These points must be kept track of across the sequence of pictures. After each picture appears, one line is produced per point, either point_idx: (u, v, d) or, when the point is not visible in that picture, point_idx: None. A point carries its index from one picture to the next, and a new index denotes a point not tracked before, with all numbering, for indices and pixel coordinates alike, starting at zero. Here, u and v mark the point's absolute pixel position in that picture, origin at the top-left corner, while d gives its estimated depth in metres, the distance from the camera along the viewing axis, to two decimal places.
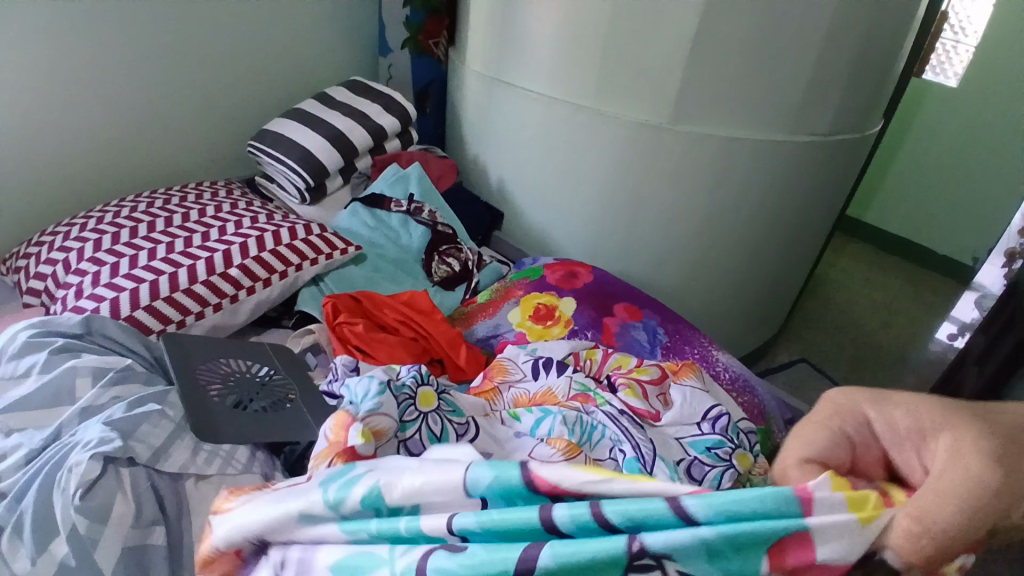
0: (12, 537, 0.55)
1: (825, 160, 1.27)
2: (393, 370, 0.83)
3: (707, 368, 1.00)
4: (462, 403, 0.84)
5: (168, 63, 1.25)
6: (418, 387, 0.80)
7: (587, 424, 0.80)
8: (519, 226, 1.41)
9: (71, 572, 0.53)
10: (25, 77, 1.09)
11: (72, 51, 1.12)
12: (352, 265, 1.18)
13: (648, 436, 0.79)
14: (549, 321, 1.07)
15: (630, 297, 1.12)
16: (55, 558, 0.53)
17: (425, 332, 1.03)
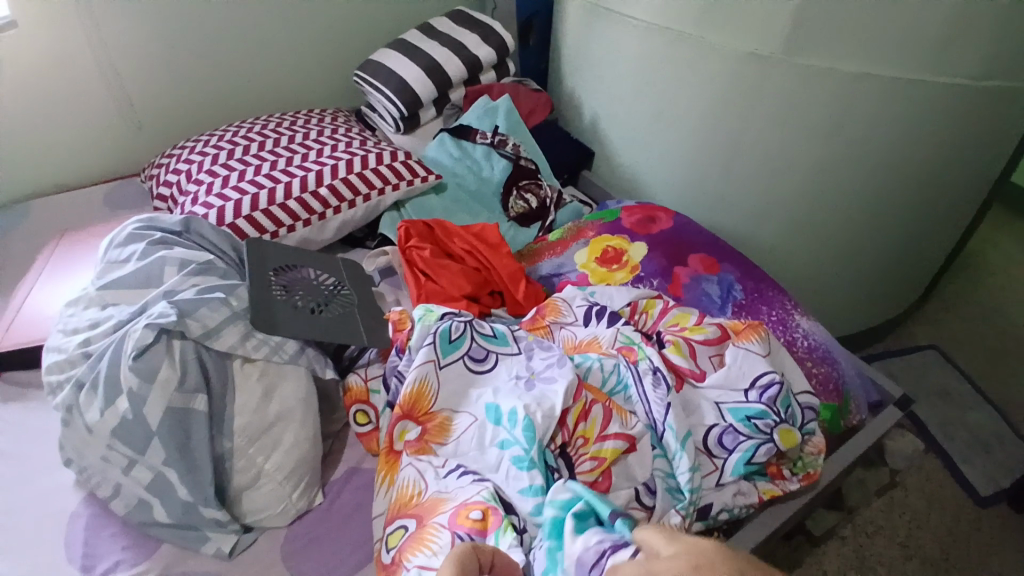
0: (88, 392, 0.66)
1: (977, 110, 1.05)
2: (444, 309, 0.83)
3: (781, 333, 0.91)
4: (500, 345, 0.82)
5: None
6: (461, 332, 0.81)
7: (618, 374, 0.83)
8: (609, 168, 1.35)
9: (129, 423, 0.63)
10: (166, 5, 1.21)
11: None
12: (433, 193, 1.21)
13: (668, 399, 0.77)
14: (613, 266, 1.03)
15: (710, 249, 1.03)
16: (117, 412, 0.63)
17: (488, 264, 1.05)
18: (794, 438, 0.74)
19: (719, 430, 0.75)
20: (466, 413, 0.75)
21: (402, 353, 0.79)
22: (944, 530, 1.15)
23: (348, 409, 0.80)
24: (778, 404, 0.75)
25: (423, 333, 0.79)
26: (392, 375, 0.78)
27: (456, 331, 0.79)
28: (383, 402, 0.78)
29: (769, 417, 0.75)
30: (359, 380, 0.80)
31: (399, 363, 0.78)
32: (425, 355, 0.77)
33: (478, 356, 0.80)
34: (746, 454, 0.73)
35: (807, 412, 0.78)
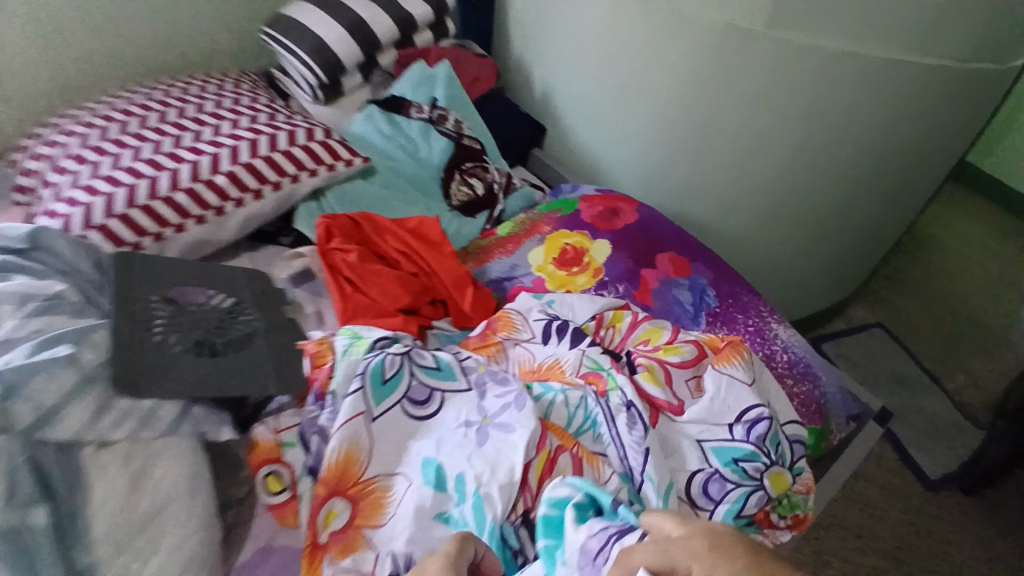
0: None
1: (957, 93, 0.98)
2: (376, 337, 0.73)
3: (759, 347, 0.81)
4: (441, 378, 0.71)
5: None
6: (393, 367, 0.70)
7: (586, 407, 0.72)
8: (563, 148, 1.21)
9: None
10: None
11: None
12: (360, 178, 1.03)
13: (647, 444, 0.67)
14: (572, 269, 0.90)
15: (679, 247, 0.91)
16: None
17: (428, 269, 0.91)
18: (786, 482, 0.66)
19: (703, 476, 0.66)
20: (401, 475, 0.64)
21: (322, 400, 0.67)
22: (902, 518, 1.14)
23: (257, 471, 0.65)
24: (767, 443, 0.67)
25: (353, 366, 0.68)
26: (312, 431, 0.66)
27: (391, 370, 0.68)
28: (301, 466, 0.65)
29: (759, 459, 0.66)
30: (267, 432, 0.66)
31: (323, 412, 0.66)
32: (353, 405, 0.65)
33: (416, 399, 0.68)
34: (736, 505, 0.64)
35: (795, 446, 0.70)
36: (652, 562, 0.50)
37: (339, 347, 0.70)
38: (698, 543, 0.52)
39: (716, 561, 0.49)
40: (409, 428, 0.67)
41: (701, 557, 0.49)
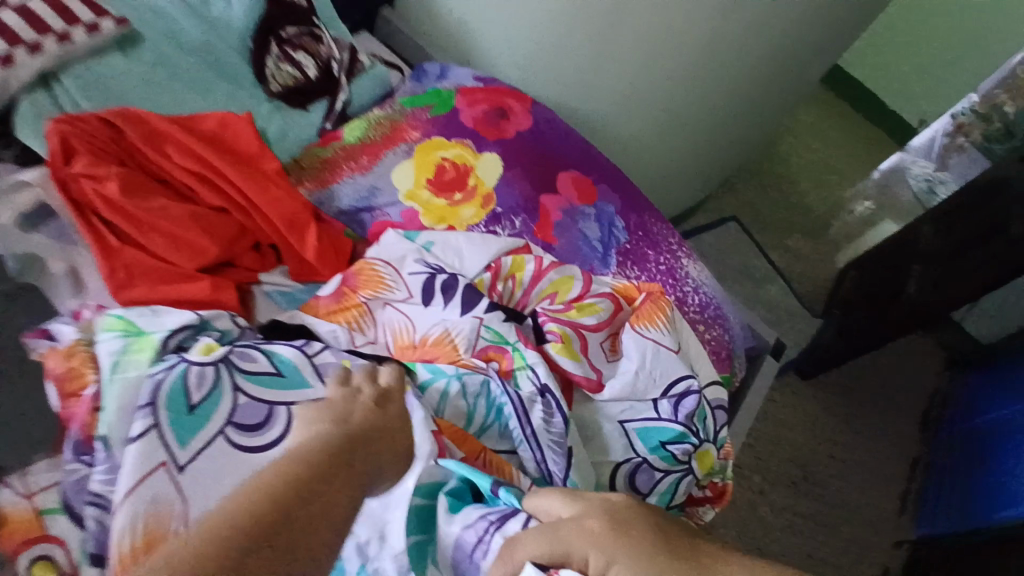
0: None
1: None
2: (168, 337, 0.51)
3: (670, 290, 0.70)
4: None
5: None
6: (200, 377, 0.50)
7: (488, 396, 0.57)
8: (422, 11, 0.90)
9: None
10: None
11: None
12: (117, 54, 0.68)
13: (567, 444, 0.54)
14: (451, 196, 0.68)
15: (580, 163, 0.74)
16: None
17: (243, 201, 0.63)
18: (711, 457, 0.58)
19: (630, 467, 0.57)
20: None
21: (93, 448, 0.46)
22: (816, 434, 1.12)
23: (12, 563, 0.43)
24: (696, 421, 0.57)
25: (137, 393, 0.48)
26: (83, 500, 0.45)
27: (199, 391, 0.49)
28: (79, 550, 0.44)
29: (688, 440, 0.57)
30: (15, 499, 0.45)
31: (97, 472, 0.45)
32: (141, 458, 0.45)
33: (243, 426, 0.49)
34: (667, 494, 0.56)
35: (717, 411, 0.62)
36: (542, 549, 0.45)
37: (107, 366, 0.48)
38: (593, 526, 0.45)
39: (611, 537, 0.44)
40: (239, 470, 0.48)
41: (594, 532, 0.44)
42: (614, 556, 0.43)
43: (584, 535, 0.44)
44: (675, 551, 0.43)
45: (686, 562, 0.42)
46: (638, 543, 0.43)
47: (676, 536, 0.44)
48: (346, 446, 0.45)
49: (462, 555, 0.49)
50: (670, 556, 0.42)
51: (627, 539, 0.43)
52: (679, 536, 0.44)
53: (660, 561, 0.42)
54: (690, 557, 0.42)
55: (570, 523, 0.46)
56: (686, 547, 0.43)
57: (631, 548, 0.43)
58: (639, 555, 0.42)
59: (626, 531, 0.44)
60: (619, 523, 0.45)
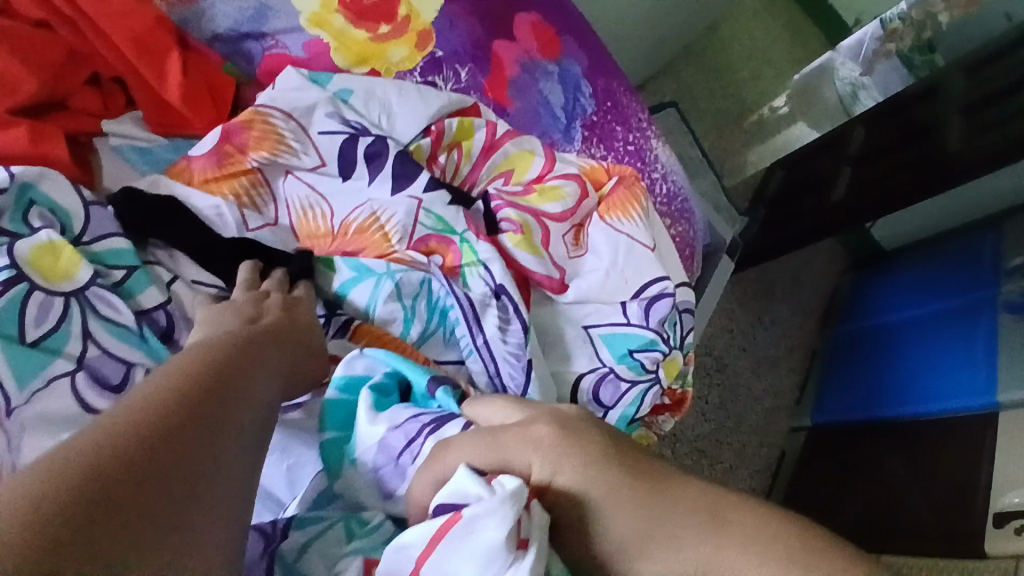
0: None
1: None
2: None
3: (640, 174, 0.60)
4: (140, 292, 0.40)
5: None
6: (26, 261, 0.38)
7: (428, 297, 0.46)
8: None
9: None
10: None
11: None
12: None
13: (527, 358, 0.45)
14: (372, 27, 0.51)
15: (544, 4, 0.57)
16: None
17: (64, 10, 0.44)
18: (676, 366, 0.53)
19: (595, 378, 0.50)
20: None
21: None
22: (726, 328, 1.06)
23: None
24: (668, 327, 0.50)
25: None
26: None
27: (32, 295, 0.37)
28: None
29: (658, 349, 0.50)
30: None
31: None
32: None
33: (98, 368, 0.38)
34: (632, 408, 0.50)
35: (683, 316, 0.55)
36: (480, 452, 0.36)
37: None
38: (542, 431, 0.36)
39: (559, 444, 0.35)
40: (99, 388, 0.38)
41: (541, 438, 0.36)
42: (562, 466, 0.34)
43: (529, 441, 0.36)
44: (635, 465, 0.34)
45: (646, 478, 0.34)
46: (591, 452, 0.35)
47: (636, 448, 0.36)
48: (265, 355, 0.36)
49: (386, 460, 0.39)
50: (629, 471, 0.34)
51: (579, 447, 0.35)
52: (640, 449, 0.36)
53: (614, 476, 0.34)
54: (653, 473, 0.34)
55: (516, 429, 0.36)
56: (646, 462, 0.35)
57: (583, 458, 0.35)
58: (590, 466, 0.34)
59: (578, 437, 0.35)
60: (570, 431, 0.36)
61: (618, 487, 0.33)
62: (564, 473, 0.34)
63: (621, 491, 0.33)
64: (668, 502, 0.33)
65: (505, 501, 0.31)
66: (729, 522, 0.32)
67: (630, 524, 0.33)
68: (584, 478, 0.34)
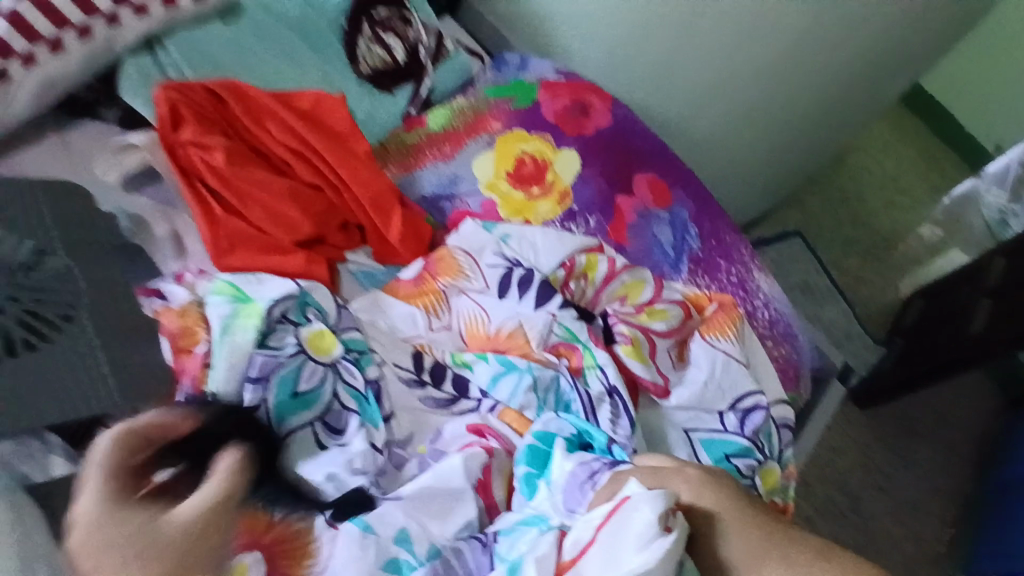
0: None
1: None
2: (272, 305, 0.52)
3: (742, 302, 0.69)
4: (367, 368, 0.53)
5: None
6: (301, 334, 0.52)
7: (557, 389, 0.58)
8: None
9: None
10: None
11: None
12: (218, 22, 0.69)
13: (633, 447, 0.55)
14: (530, 189, 0.69)
15: (658, 164, 0.74)
16: None
17: (335, 180, 0.65)
18: (774, 476, 0.58)
19: None
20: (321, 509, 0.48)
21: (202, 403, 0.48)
22: (860, 463, 1.03)
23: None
24: (761, 437, 0.57)
25: (244, 363, 0.49)
26: None
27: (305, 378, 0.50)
28: None
29: (752, 456, 0.57)
30: None
31: None
32: (246, 427, 0.47)
33: (334, 417, 0.51)
34: None
35: (782, 431, 0.61)
36: (646, 476, 0.47)
37: (217, 328, 0.50)
38: (692, 472, 0.46)
39: (705, 483, 0.45)
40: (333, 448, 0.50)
41: (691, 475, 0.46)
42: (706, 497, 0.45)
43: (682, 475, 0.46)
44: (764, 512, 0.44)
45: (772, 521, 0.44)
46: (729, 492, 0.45)
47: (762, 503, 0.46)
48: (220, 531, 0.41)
49: (573, 485, 0.49)
50: (760, 512, 0.44)
51: (721, 485, 0.45)
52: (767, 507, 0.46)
53: (748, 510, 0.44)
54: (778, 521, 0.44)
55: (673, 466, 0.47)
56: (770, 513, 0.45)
57: (723, 494, 0.45)
58: (727, 500, 0.44)
59: (721, 480, 0.46)
60: (713, 476, 0.46)
61: (751, 519, 0.43)
62: (705, 501, 0.44)
63: (753, 524, 0.43)
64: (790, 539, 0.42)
65: (657, 495, 0.41)
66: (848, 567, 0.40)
67: (756, 545, 0.42)
68: (724, 505, 0.44)
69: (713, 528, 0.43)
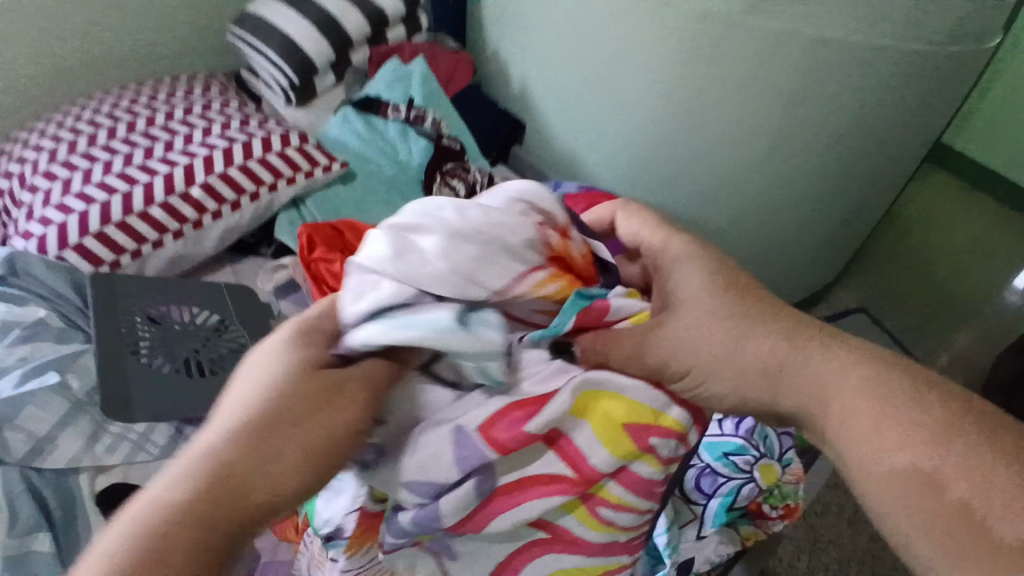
0: None
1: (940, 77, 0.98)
2: None
3: None
4: None
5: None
6: None
7: None
8: (544, 143, 1.22)
9: None
10: None
11: None
12: (340, 183, 1.02)
13: None
14: None
15: None
16: None
17: None
18: (775, 472, 0.67)
19: (695, 471, 0.67)
20: None
21: None
22: None
23: None
24: (756, 436, 0.67)
25: None
26: None
27: None
28: None
29: (748, 452, 0.66)
30: None
31: None
32: None
33: None
34: (729, 497, 0.65)
35: (783, 437, 0.70)
36: (675, 257, 0.56)
37: None
38: (710, 266, 0.55)
39: (726, 281, 0.54)
40: None
41: (710, 271, 0.55)
42: (715, 283, 0.54)
43: (698, 267, 0.55)
44: (795, 325, 0.52)
45: (799, 329, 0.52)
46: (750, 292, 0.54)
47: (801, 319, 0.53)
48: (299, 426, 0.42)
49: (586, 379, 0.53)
50: (791, 318, 0.53)
51: (746, 286, 0.55)
52: (803, 322, 0.53)
53: (774, 312, 0.53)
54: (804, 332, 0.52)
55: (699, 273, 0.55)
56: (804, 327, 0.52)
57: (750, 292, 0.54)
58: (750, 295, 0.54)
59: (749, 283, 0.55)
60: (741, 280, 0.55)
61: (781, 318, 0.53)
62: (712, 287, 0.54)
63: (767, 320, 0.52)
64: (814, 344, 0.51)
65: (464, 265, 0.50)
66: (870, 377, 0.48)
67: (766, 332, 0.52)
68: (747, 298, 0.54)
69: (709, 299, 0.53)
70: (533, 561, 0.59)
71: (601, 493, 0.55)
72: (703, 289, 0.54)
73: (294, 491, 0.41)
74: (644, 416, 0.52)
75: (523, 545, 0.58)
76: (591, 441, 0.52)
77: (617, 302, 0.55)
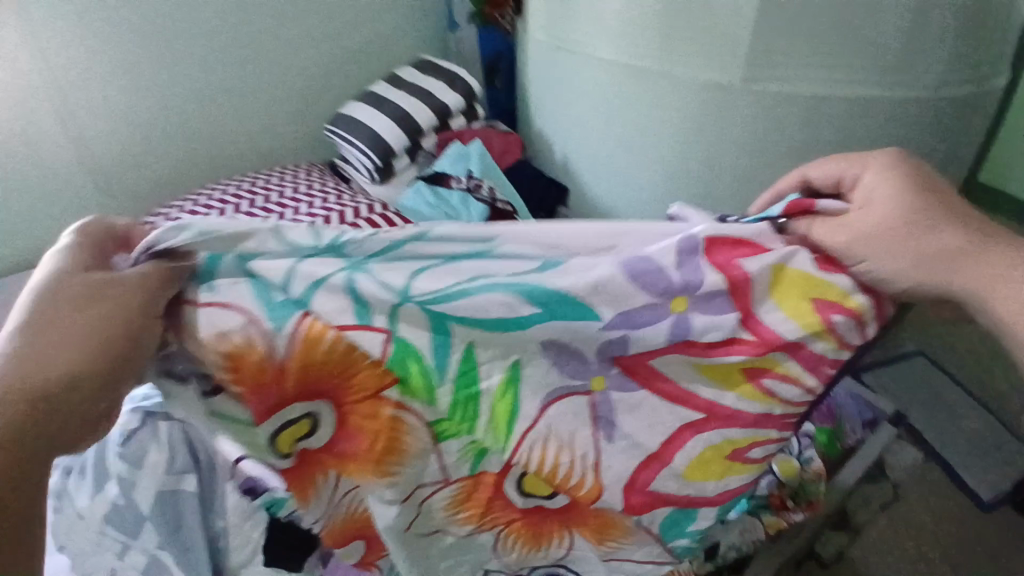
0: (98, 478, 0.78)
1: (960, 118, 1.02)
2: None
3: None
4: None
5: (228, 16, 1.31)
6: None
7: None
8: (587, 201, 1.38)
9: (121, 509, 0.77)
10: (175, 108, 1.36)
11: (177, 67, 1.32)
12: None
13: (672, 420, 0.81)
14: None
15: None
16: (176, 487, 0.79)
17: None
18: (791, 468, 0.84)
19: None
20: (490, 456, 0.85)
21: None
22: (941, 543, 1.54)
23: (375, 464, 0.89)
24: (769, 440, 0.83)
25: None
26: None
27: None
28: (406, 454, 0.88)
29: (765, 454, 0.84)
30: None
31: None
32: None
33: None
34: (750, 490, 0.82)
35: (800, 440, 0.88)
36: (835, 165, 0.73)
37: None
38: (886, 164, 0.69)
39: (905, 177, 0.67)
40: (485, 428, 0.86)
41: (891, 173, 0.67)
42: (892, 176, 0.67)
43: (873, 172, 0.69)
44: (969, 219, 0.65)
45: (978, 220, 0.66)
46: (921, 186, 0.66)
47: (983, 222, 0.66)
48: (70, 318, 0.65)
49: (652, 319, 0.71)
50: (960, 205, 0.66)
51: (921, 176, 0.67)
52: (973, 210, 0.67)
53: (959, 204, 0.66)
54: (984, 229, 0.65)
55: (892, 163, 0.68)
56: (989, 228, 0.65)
57: (936, 181, 0.67)
58: (924, 183, 0.67)
59: (937, 175, 0.68)
60: (923, 173, 0.68)
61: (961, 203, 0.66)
62: (883, 185, 0.67)
63: (925, 212, 0.65)
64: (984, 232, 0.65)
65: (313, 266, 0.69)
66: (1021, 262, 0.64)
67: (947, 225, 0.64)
68: (925, 198, 0.65)
69: (912, 192, 0.66)
70: (685, 447, 0.77)
71: (773, 368, 0.72)
72: (883, 185, 0.67)
73: (57, 381, 0.64)
74: (832, 294, 0.68)
75: (676, 432, 0.77)
76: (779, 318, 0.70)
77: (824, 202, 0.70)
